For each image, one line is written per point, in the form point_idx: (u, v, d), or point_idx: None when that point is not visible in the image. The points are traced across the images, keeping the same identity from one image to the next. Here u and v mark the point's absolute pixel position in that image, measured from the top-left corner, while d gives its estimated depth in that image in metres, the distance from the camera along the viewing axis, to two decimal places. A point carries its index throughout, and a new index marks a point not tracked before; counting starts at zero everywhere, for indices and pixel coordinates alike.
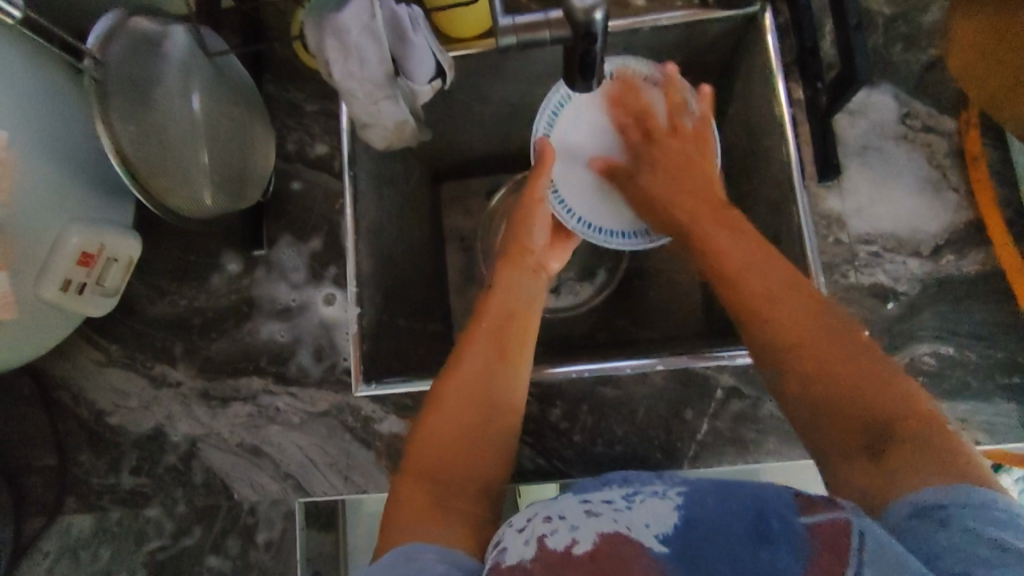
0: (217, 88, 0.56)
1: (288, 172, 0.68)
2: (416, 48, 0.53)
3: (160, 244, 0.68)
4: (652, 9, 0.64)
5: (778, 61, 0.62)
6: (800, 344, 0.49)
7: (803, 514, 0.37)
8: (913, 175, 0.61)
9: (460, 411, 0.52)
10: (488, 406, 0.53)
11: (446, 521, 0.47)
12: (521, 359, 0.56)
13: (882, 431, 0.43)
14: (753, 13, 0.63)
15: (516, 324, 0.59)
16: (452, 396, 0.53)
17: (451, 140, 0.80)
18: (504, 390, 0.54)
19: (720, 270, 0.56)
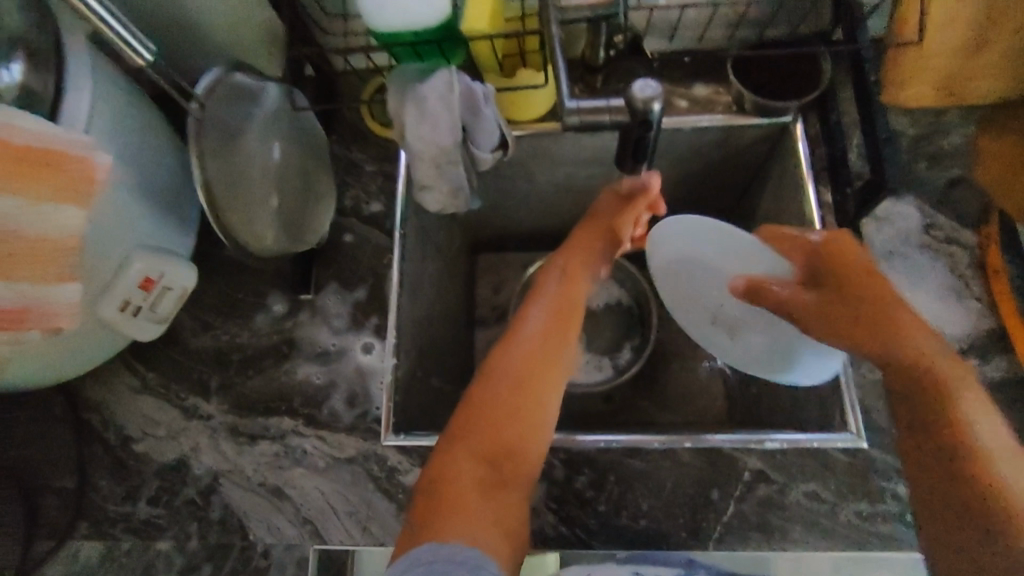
0: (291, 140, 0.61)
1: (342, 225, 0.72)
2: (488, 123, 0.57)
3: (211, 281, 0.71)
4: (695, 111, 0.70)
5: (810, 168, 0.67)
6: (930, 380, 0.48)
7: None
8: (937, 282, 0.64)
9: (492, 424, 0.55)
10: (509, 420, 0.55)
11: (480, 521, 0.50)
12: (552, 376, 0.59)
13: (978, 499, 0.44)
14: (786, 124, 0.68)
15: (549, 350, 0.60)
16: (484, 410, 0.56)
17: (493, 212, 0.85)
18: (526, 410, 0.56)
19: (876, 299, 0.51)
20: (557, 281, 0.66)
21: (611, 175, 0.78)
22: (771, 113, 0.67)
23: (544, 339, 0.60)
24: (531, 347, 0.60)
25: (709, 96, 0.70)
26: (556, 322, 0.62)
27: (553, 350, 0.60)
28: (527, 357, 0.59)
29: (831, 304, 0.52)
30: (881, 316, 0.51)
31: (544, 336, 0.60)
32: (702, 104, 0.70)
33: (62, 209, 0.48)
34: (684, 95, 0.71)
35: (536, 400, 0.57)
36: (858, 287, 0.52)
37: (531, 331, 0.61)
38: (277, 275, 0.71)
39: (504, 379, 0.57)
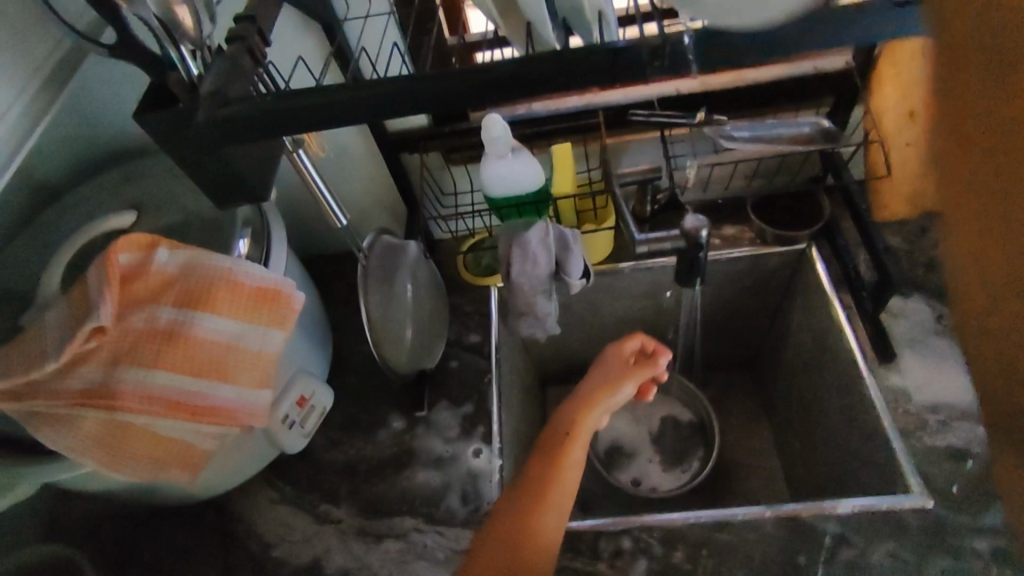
0: (420, 284, 0.78)
1: (448, 353, 0.87)
2: (575, 256, 0.74)
3: (337, 405, 0.85)
4: (726, 246, 0.88)
5: (830, 280, 0.81)
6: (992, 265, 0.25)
7: None
8: (961, 362, 0.75)
9: (501, 541, 0.56)
10: (513, 546, 0.56)
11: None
12: (555, 506, 0.60)
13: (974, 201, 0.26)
14: (802, 249, 0.84)
15: (559, 468, 0.62)
16: (499, 539, 0.57)
17: (563, 346, 1.00)
18: (533, 535, 0.57)
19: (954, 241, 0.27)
20: (559, 421, 0.67)
21: (662, 304, 0.94)
22: (790, 241, 0.84)
23: (552, 459, 0.63)
24: (537, 468, 0.62)
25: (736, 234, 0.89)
26: (568, 443, 0.64)
27: (567, 468, 0.62)
28: (529, 498, 0.60)
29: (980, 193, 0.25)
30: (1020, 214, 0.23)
31: (552, 474, 0.61)
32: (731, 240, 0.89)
33: (271, 333, 0.66)
34: (716, 236, 0.90)
35: (543, 516, 0.59)
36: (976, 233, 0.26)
37: (538, 471, 0.62)
38: (394, 397, 0.85)
39: (512, 511, 0.59)
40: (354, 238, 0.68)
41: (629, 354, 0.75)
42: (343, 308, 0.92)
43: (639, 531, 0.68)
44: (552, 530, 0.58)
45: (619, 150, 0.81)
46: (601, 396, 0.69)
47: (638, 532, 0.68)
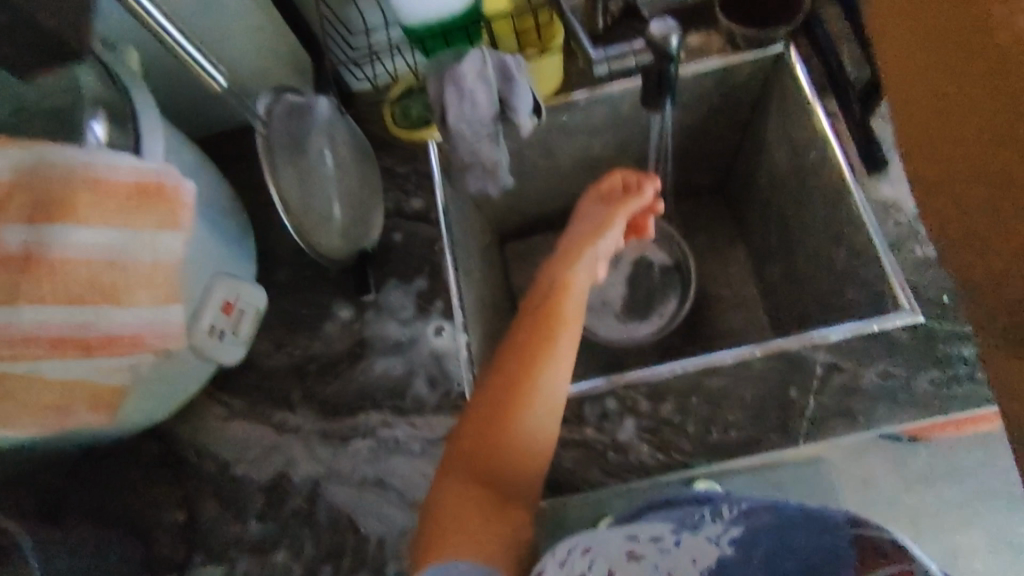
0: (342, 148, 0.65)
1: (389, 226, 0.75)
2: (521, 89, 0.60)
3: (273, 303, 0.74)
4: (692, 58, 0.78)
5: (811, 88, 0.72)
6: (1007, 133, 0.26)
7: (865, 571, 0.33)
8: None
9: (492, 421, 0.52)
10: (484, 467, 0.51)
11: (487, 542, 0.48)
12: (555, 376, 0.53)
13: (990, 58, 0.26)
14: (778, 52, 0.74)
15: (554, 330, 0.55)
16: (486, 422, 0.52)
17: (516, 197, 0.90)
18: (528, 414, 0.52)
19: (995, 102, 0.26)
20: (543, 280, 0.60)
21: (623, 137, 0.83)
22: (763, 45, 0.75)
23: (546, 320, 0.56)
24: (531, 334, 0.55)
25: (703, 43, 0.78)
26: (554, 305, 0.57)
27: (563, 327, 0.55)
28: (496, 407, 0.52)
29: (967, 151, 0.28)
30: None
31: (541, 347, 0.54)
32: (697, 51, 0.78)
33: (165, 237, 0.53)
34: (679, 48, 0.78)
35: (540, 387, 0.52)
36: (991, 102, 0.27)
37: (521, 349, 0.55)
38: (336, 285, 0.74)
39: (502, 384, 0.53)
40: (246, 102, 0.53)
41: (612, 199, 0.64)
42: (257, 189, 0.78)
43: (626, 391, 0.64)
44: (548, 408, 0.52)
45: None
46: (601, 241, 0.61)
47: (625, 392, 0.64)
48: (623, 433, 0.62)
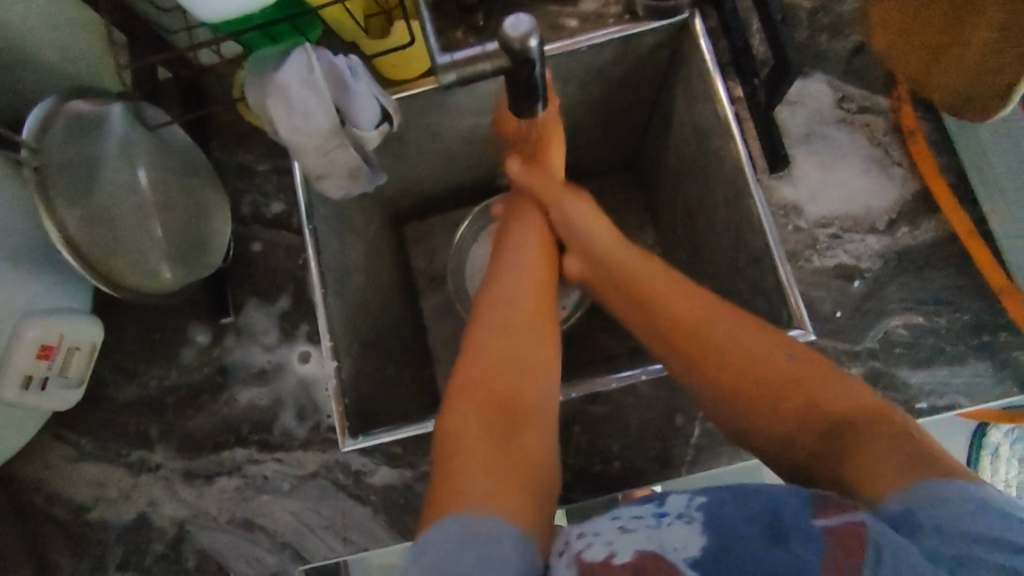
0: (162, 162, 0.58)
1: (247, 235, 0.67)
2: (356, 94, 0.52)
3: (121, 327, 0.66)
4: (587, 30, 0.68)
5: (715, 65, 0.65)
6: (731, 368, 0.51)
7: (818, 515, 0.36)
8: (857, 156, 0.65)
9: (499, 356, 0.50)
10: (525, 356, 0.51)
11: (522, 500, 0.42)
12: (547, 325, 0.55)
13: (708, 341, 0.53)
14: (683, 22, 0.67)
15: (544, 283, 0.58)
16: (486, 363, 0.50)
17: (407, 183, 0.81)
18: (538, 357, 0.51)
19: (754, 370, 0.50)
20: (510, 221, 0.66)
21: None
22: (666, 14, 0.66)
23: (536, 274, 0.59)
24: (525, 284, 0.57)
25: (598, 10, 0.70)
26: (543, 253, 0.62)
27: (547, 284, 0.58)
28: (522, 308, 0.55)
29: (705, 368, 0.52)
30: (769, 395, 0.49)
31: (533, 294, 0.56)
32: (593, 19, 0.70)
33: None
34: (572, 15, 0.71)
35: (542, 335, 0.53)
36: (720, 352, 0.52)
37: (520, 299, 0.55)
38: (189, 303, 0.66)
39: (498, 327, 0.52)
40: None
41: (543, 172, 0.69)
42: None
43: None
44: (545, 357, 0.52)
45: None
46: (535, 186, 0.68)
47: None
48: None
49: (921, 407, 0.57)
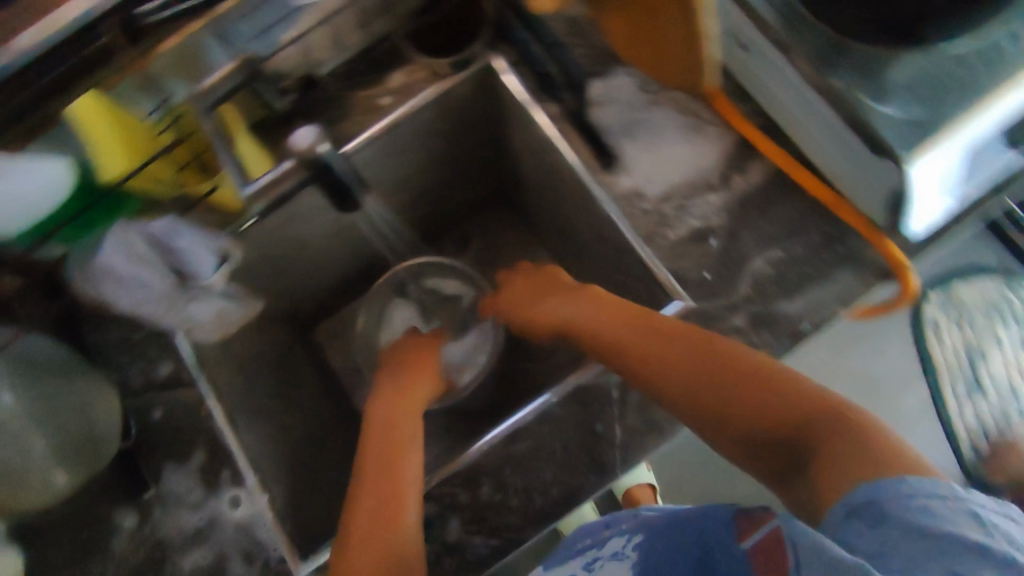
0: (25, 377, 0.60)
1: (144, 404, 0.66)
2: (184, 250, 0.62)
3: (43, 539, 0.64)
4: (402, 101, 0.72)
5: (526, 93, 0.69)
6: (737, 380, 0.53)
7: (744, 537, 0.49)
8: (675, 128, 0.69)
9: (369, 508, 0.54)
10: (386, 463, 0.57)
11: None
12: (407, 446, 0.59)
13: (709, 351, 0.55)
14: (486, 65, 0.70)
15: (405, 411, 0.64)
16: (367, 499, 0.55)
17: (294, 292, 0.83)
18: (402, 489, 0.55)
19: (754, 380, 0.53)
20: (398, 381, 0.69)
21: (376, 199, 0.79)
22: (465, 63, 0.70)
23: (393, 417, 0.63)
24: (375, 432, 0.61)
25: (407, 79, 0.73)
26: (405, 405, 0.65)
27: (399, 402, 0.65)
28: (398, 396, 0.67)
29: (707, 396, 0.53)
30: (759, 397, 0.52)
31: (386, 428, 0.62)
32: (404, 89, 0.73)
33: None
34: (385, 92, 0.73)
35: (399, 458, 0.58)
36: (693, 372, 0.54)
37: (376, 446, 0.60)
38: (104, 491, 0.64)
39: (371, 482, 0.56)
40: None
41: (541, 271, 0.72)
42: None
43: (441, 488, 0.60)
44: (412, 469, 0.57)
45: (197, 50, 0.59)
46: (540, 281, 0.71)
47: (439, 490, 0.60)
48: (451, 532, 0.59)
49: (806, 328, 0.62)
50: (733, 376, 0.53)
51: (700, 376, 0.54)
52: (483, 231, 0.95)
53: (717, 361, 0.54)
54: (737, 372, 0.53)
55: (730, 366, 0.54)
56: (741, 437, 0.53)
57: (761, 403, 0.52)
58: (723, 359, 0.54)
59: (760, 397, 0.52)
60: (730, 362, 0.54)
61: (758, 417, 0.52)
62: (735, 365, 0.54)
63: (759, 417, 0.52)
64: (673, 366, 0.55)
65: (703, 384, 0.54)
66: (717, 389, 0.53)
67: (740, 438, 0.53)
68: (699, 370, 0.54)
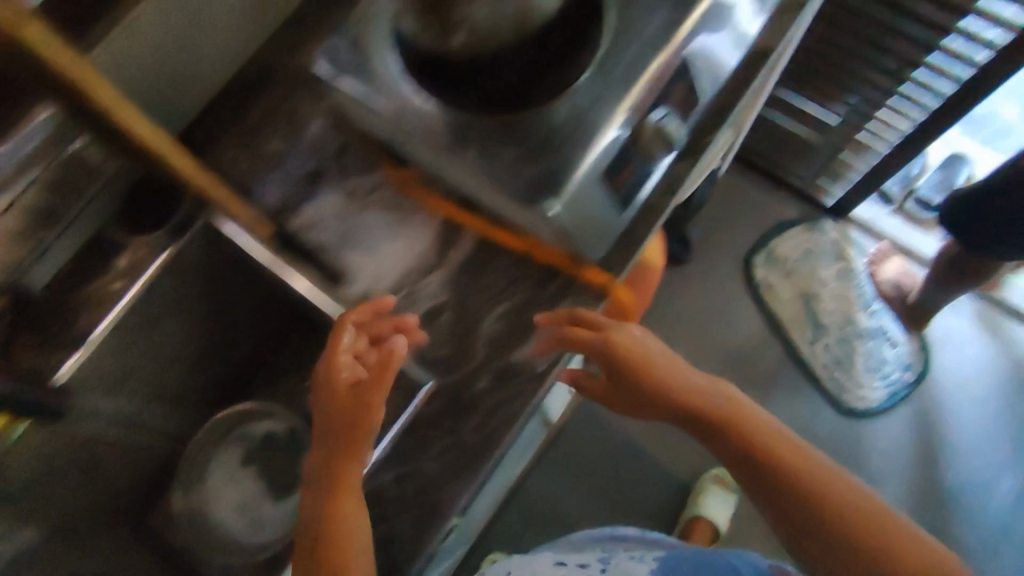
0: None
1: None
2: None
3: None
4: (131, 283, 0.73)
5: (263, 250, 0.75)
6: (769, 453, 0.61)
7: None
8: (388, 225, 0.74)
9: None
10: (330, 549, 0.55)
11: None
12: (353, 509, 0.57)
13: (718, 420, 0.63)
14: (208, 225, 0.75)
15: (340, 493, 0.57)
16: None
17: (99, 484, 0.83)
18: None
19: (768, 454, 0.61)
20: (318, 462, 0.59)
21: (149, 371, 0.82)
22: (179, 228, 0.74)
23: (340, 477, 0.57)
24: (322, 538, 0.56)
25: (130, 260, 0.74)
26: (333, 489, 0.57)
27: (347, 476, 0.58)
28: (333, 465, 0.58)
29: (733, 458, 0.63)
30: (786, 468, 0.60)
31: (345, 461, 0.57)
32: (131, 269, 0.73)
33: None
34: (112, 278, 0.73)
35: (358, 546, 0.56)
36: (729, 432, 0.63)
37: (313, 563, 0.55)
38: None
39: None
40: None
41: (570, 325, 0.65)
42: None
43: None
44: (359, 532, 0.57)
45: None
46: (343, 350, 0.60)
47: None
48: None
49: (542, 369, 0.67)
50: (771, 457, 0.61)
51: (755, 450, 0.62)
52: (290, 374, 0.94)
53: (719, 404, 0.64)
54: (768, 455, 0.61)
55: (761, 455, 0.61)
56: (777, 498, 0.61)
57: (778, 466, 0.61)
58: (761, 446, 0.61)
59: (784, 461, 0.61)
60: (727, 420, 0.63)
61: (786, 502, 0.60)
62: (759, 442, 0.62)
63: (776, 494, 0.61)
64: (750, 416, 0.63)
65: (749, 476, 0.62)
66: (752, 475, 0.62)
67: (762, 490, 0.62)
68: (757, 433, 0.62)
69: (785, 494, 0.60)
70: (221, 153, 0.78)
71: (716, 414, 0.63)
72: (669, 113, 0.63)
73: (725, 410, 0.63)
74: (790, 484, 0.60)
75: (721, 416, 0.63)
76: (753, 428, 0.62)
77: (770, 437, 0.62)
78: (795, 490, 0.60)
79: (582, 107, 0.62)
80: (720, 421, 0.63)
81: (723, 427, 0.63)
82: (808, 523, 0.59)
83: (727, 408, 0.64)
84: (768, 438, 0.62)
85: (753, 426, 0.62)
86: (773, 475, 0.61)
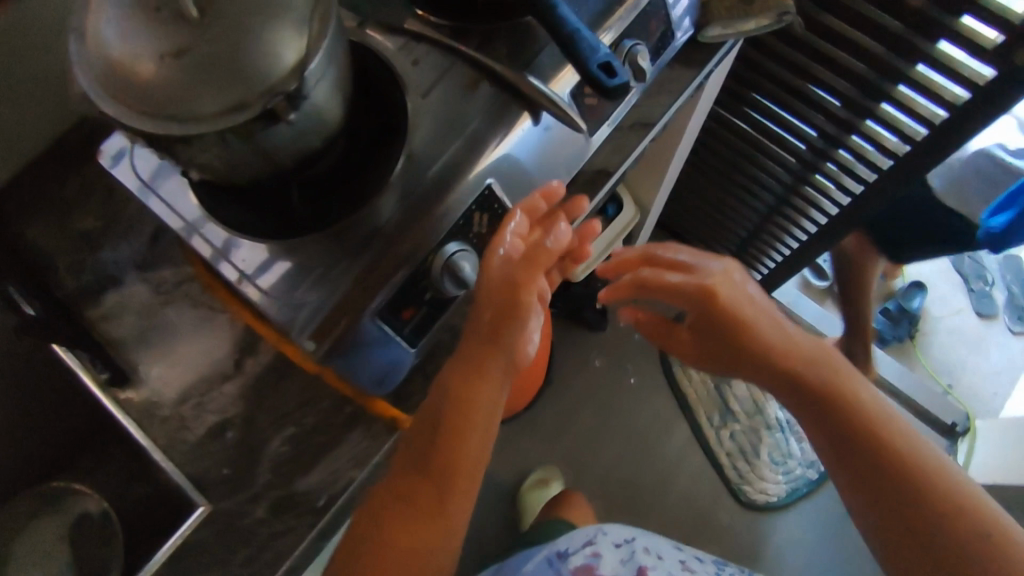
0: None
1: None
2: None
3: None
4: None
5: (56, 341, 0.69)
6: (834, 399, 0.61)
7: None
8: (190, 326, 0.70)
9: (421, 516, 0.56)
10: (440, 474, 0.56)
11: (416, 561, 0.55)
12: (472, 430, 0.58)
13: (807, 370, 0.62)
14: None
15: (482, 377, 0.58)
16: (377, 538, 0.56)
17: None
18: (455, 499, 0.57)
19: (836, 392, 0.61)
20: (441, 392, 0.58)
21: None
22: None
23: (460, 392, 0.57)
24: (429, 448, 0.57)
25: None
26: (433, 418, 0.57)
27: (476, 397, 0.57)
28: (436, 426, 0.57)
29: (804, 399, 0.63)
30: (850, 416, 0.60)
31: (462, 381, 0.57)
32: None
33: None
34: None
35: (462, 464, 0.57)
36: (798, 375, 0.63)
37: (427, 445, 0.57)
38: None
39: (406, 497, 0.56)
40: None
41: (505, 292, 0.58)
42: None
43: None
44: (460, 514, 0.58)
45: None
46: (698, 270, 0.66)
47: None
48: None
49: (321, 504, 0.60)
50: (834, 399, 0.61)
51: (830, 411, 0.61)
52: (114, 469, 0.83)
53: (817, 379, 0.62)
54: (831, 390, 0.61)
55: (827, 393, 0.61)
56: (850, 464, 0.60)
57: (846, 412, 0.61)
58: (837, 395, 0.61)
59: (854, 413, 0.60)
60: (814, 374, 0.62)
61: (864, 464, 0.59)
62: (827, 379, 0.62)
63: (853, 457, 0.60)
64: (804, 371, 0.63)
65: (826, 431, 0.61)
66: (827, 432, 0.61)
67: (840, 452, 0.61)
68: (819, 377, 0.62)
69: (863, 457, 0.59)
70: (27, 228, 0.71)
71: (825, 381, 0.62)
72: (466, 250, 0.59)
73: (812, 367, 0.63)
74: (865, 450, 0.59)
75: (766, 370, 0.64)
76: (828, 374, 0.62)
77: (836, 377, 0.62)
78: (874, 464, 0.59)
79: (380, 235, 0.56)
80: (792, 368, 0.63)
81: (812, 367, 0.62)
82: (876, 481, 0.59)
83: (805, 357, 0.63)
84: (828, 375, 0.62)
85: (813, 372, 0.62)
86: (846, 421, 0.60)
